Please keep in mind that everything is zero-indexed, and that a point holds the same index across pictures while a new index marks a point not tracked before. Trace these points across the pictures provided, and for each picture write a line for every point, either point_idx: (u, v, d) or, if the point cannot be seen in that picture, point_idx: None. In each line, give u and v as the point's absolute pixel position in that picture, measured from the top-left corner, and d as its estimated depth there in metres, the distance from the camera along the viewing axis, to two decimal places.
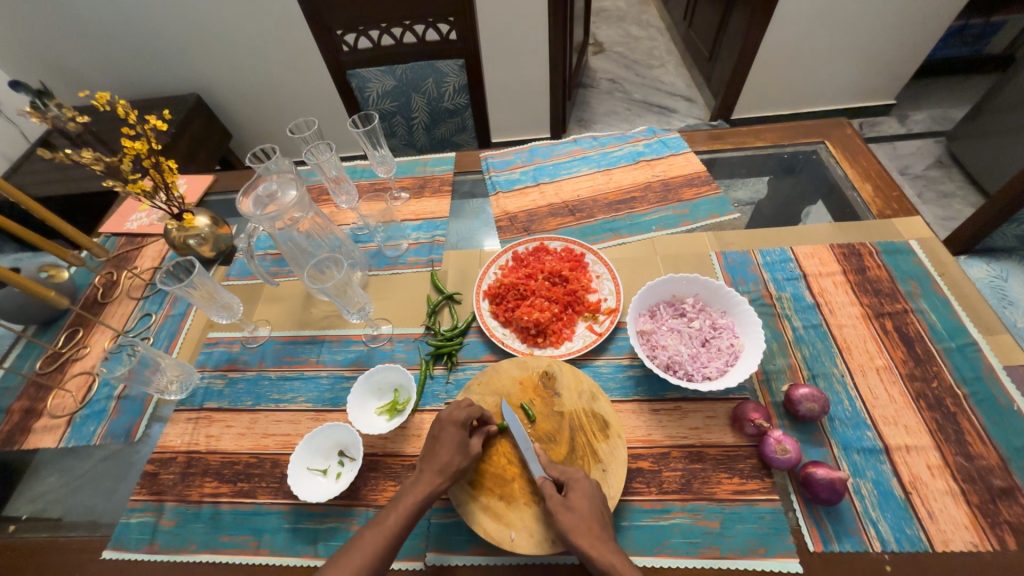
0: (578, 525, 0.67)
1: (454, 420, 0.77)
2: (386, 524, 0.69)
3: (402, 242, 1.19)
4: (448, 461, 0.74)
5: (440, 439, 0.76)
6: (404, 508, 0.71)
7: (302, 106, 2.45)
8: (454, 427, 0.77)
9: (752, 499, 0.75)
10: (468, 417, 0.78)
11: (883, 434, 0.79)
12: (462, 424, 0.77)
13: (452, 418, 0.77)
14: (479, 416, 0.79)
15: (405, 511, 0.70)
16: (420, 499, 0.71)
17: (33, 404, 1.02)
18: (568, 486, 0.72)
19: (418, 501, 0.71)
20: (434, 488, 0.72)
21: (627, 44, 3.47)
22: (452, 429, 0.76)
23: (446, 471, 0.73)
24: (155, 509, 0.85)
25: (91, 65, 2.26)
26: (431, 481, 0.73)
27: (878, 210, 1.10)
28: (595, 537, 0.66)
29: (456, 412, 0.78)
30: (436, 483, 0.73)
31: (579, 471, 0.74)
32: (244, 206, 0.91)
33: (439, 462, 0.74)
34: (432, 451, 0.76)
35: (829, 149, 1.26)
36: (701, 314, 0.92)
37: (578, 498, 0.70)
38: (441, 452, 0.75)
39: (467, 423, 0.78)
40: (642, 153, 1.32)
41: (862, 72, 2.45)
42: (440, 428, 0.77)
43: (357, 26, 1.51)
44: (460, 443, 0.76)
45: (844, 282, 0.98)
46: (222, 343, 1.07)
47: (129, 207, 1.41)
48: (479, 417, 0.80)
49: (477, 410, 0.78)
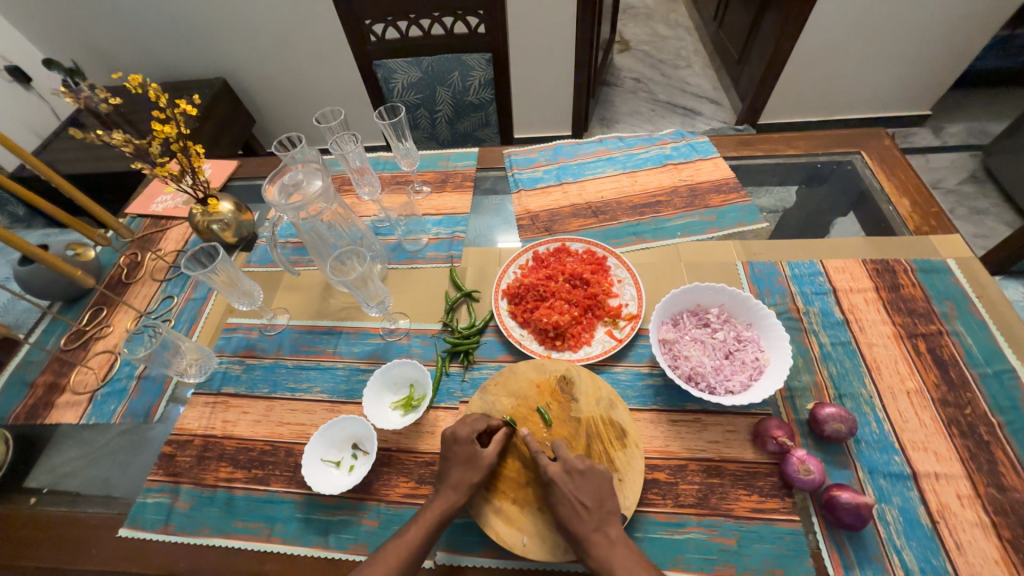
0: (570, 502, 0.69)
1: (457, 438, 0.76)
2: (406, 538, 0.69)
3: (422, 237, 1.19)
4: (461, 479, 0.73)
5: (450, 459, 0.75)
6: (423, 524, 0.70)
7: (325, 95, 2.46)
8: (460, 446, 0.76)
9: (772, 518, 0.73)
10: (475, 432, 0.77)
11: (912, 459, 0.76)
12: (470, 441, 0.76)
13: (454, 436, 0.76)
14: (483, 429, 0.78)
15: (425, 528, 0.70)
16: (441, 515, 0.71)
17: (57, 380, 1.04)
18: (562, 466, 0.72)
19: (436, 517, 0.71)
20: (451, 503, 0.72)
21: (654, 43, 3.41)
22: (459, 448, 0.75)
23: (460, 488, 0.73)
24: (171, 491, 0.86)
25: (122, 47, 2.29)
26: (448, 497, 0.72)
27: (914, 226, 1.06)
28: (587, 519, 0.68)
29: (458, 430, 0.77)
30: (452, 499, 0.72)
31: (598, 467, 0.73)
32: (270, 194, 0.91)
33: (452, 480, 0.74)
34: (445, 469, 0.75)
35: (865, 160, 1.21)
36: (725, 326, 0.90)
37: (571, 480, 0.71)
38: (452, 471, 0.74)
39: (472, 437, 0.76)
40: (669, 156, 1.30)
41: (898, 81, 2.37)
42: (447, 448, 0.76)
43: (385, 16, 1.50)
44: (469, 459, 0.75)
45: (875, 299, 0.95)
46: (241, 329, 1.08)
47: (154, 189, 1.43)
48: (484, 430, 0.79)
49: (480, 422, 0.78)
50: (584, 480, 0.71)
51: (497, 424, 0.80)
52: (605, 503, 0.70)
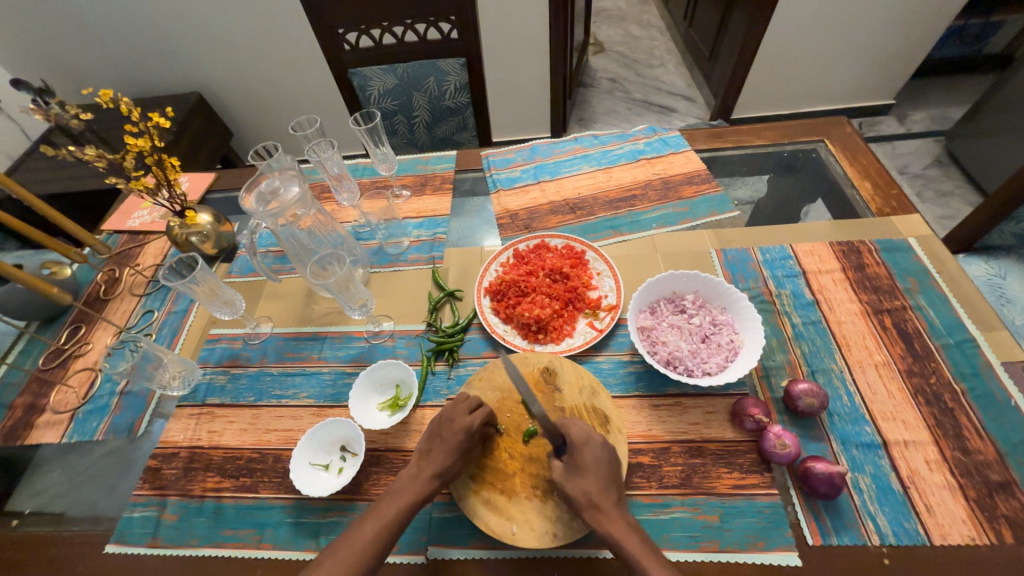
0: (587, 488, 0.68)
1: (458, 429, 0.75)
2: (382, 521, 0.69)
3: (403, 240, 1.20)
4: (447, 468, 0.73)
5: (443, 445, 0.74)
6: (401, 504, 0.70)
7: (303, 106, 2.46)
8: (458, 438, 0.74)
9: (752, 492, 0.75)
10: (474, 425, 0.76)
11: (882, 429, 0.80)
12: (467, 435, 0.75)
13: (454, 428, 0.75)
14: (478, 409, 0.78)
15: (402, 511, 0.70)
16: (419, 498, 0.71)
17: (36, 400, 1.02)
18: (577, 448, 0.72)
19: (414, 500, 0.71)
20: (431, 489, 0.72)
21: (628, 44, 3.48)
22: (452, 435, 0.74)
23: (443, 477, 0.73)
24: (158, 504, 0.85)
25: (92, 64, 2.26)
26: (428, 482, 0.72)
27: (877, 208, 1.11)
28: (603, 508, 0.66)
29: (457, 416, 0.76)
30: (432, 484, 0.72)
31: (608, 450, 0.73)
32: (246, 203, 0.91)
33: (438, 467, 0.73)
34: (432, 451, 0.75)
35: (828, 147, 1.26)
36: (701, 311, 0.92)
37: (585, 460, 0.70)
38: (439, 457, 0.73)
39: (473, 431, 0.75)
40: (643, 151, 1.33)
41: (861, 72, 2.45)
42: (440, 434, 0.76)
43: (358, 24, 1.51)
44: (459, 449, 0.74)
45: (843, 279, 0.99)
46: (224, 339, 1.08)
47: (131, 204, 1.41)
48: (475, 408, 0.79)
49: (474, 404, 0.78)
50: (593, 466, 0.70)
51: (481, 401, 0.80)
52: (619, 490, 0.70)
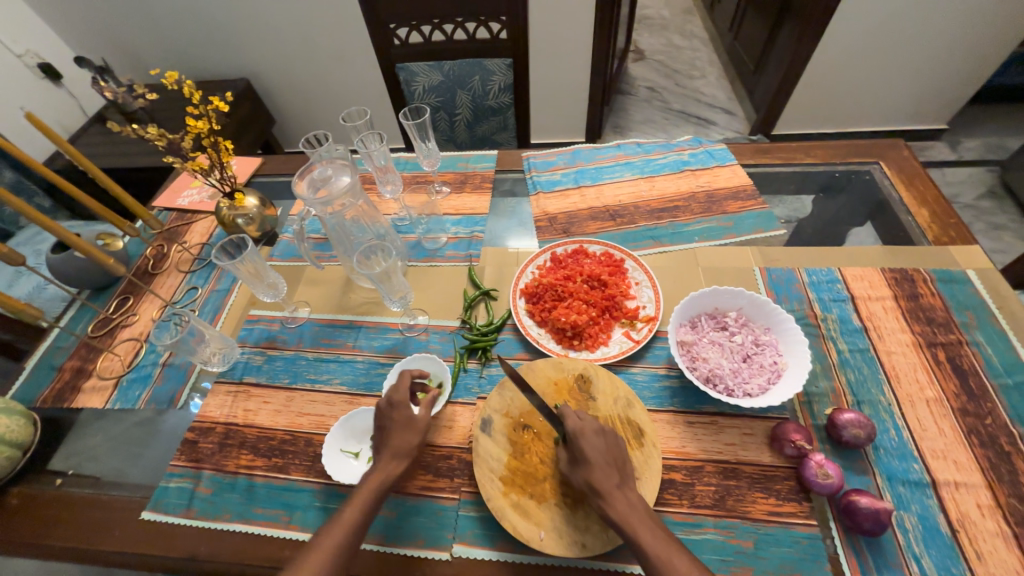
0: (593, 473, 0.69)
1: (394, 402, 0.79)
2: (347, 513, 0.70)
3: (441, 236, 1.21)
4: (402, 444, 0.77)
5: (388, 425, 0.79)
6: (366, 492, 0.72)
7: (345, 98, 2.50)
8: (397, 412, 0.79)
9: (789, 521, 0.73)
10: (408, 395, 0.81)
11: (931, 468, 0.76)
12: (406, 405, 0.80)
13: (388, 403, 0.80)
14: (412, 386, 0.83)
15: (366, 496, 0.72)
16: (383, 481, 0.73)
17: (84, 365, 1.07)
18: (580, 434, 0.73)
19: (376, 486, 0.73)
20: (390, 471, 0.75)
21: (670, 53, 3.44)
22: (397, 414, 0.79)
23: (400, 453, 0.76)
24: (193, 476, 0.88)
25: (149, 46, 2.35)
26: (387, 466, 0.75)
27: (933, 237, 1.06)
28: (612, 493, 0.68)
29: (395, 394, 0.81)
30: (391, 467, 0.75)
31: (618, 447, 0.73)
32: (299, 189, 0.93)
33: (393, 447, 0.76)
34: (383, 434, 0.79)
35: (884, 170, 1.22)
36: (743, 329, 0.90)
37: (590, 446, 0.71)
38: (392, 438, 0.77)
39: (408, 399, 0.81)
40: (687, 162, 1.31)
41: (915, 94, 2.36)
42: (385, 415, 0.79)
43: (410, 20, 1.53)
44: (407, 423, 0.78)
45: (894, 308, 0.95)
46: (263, 321, 1.10)
47: (181, 183, 1.46)
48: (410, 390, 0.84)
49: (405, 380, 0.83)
50: (596, 451, 0.71)
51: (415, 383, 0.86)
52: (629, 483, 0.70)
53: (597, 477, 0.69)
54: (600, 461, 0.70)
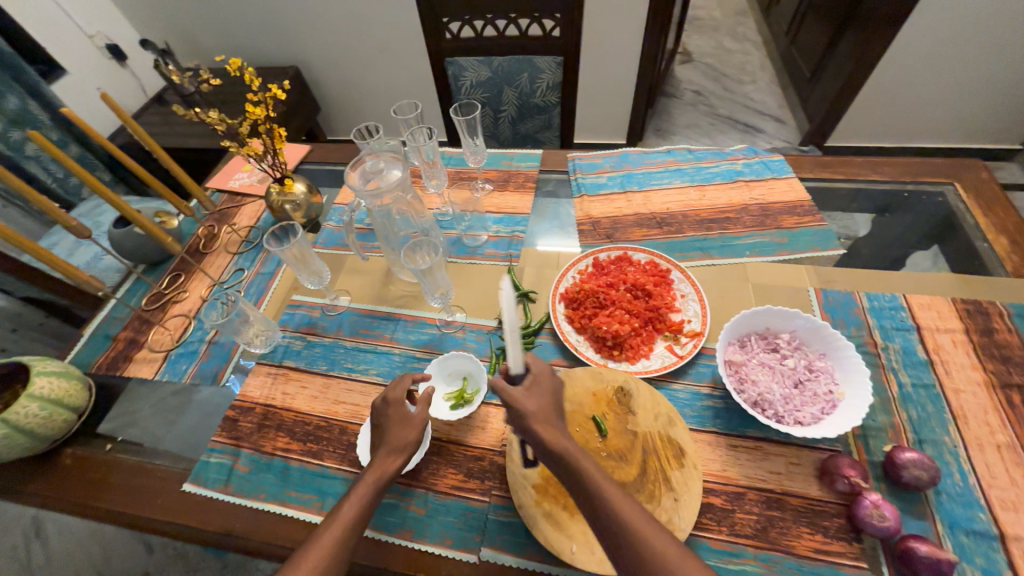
0: (536, 411, 0.70)
1: (391, 398, 0.80)
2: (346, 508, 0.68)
3: (482, 233, 1.20)
4: (402, 439, 0.76)
5: (386, 422, 0.79)
6: (365, 487, 0.71)
7: (390, 89, 2.53)
8: (393, 408, 0.80)
9: (837, 561, 0.69)
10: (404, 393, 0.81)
11: (1000, 519, 0.70)
12: (401, 401, 0.80)
13: (384, 400, 0.81)
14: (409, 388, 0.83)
15: (366, 491, 0.70)
16: (382, 476, 0.72)
17: (136, 336, 1.11)
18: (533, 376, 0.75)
19: (375, 482, 0.71)
20: (390, 465, 0.73)
21: (719, 56, 3.32)
22: (392, 410, 0.79)
23: (400, 448, 0.75)
24: (232, 453, 0.90)
25: (209, 31, 2.44)
26: (385, 461, 0.74)
27: (1012, 268, 0.98)
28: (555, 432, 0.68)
29: (390, 392, 0.81)
30: (390, 462, 0.74)
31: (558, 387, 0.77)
32: (351, 179, 0.93)
33: (392, 442, 0.76)
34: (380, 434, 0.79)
35: (958, 192, 1.13)
36: (796, 353, 0.85)
37: (540, 389, 0.73)
38: (390, 433, 0.77)
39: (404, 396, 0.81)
40: (740, 172, 1.25)
41: (989, 110, 2.20)
42: (381, 411, 0.80)
43: (463, 14, 1.52)
44: (403, 419, 0.78)
45: (965, 343, 0.89)
46: (305, 306, 1.12)
47: (233, 166, 1.51)
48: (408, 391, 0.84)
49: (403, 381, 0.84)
50: (542, 392, 0.73)
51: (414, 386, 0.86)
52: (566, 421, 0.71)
53: (543, 414, 0.69)
54: (544, 401, 0.72)
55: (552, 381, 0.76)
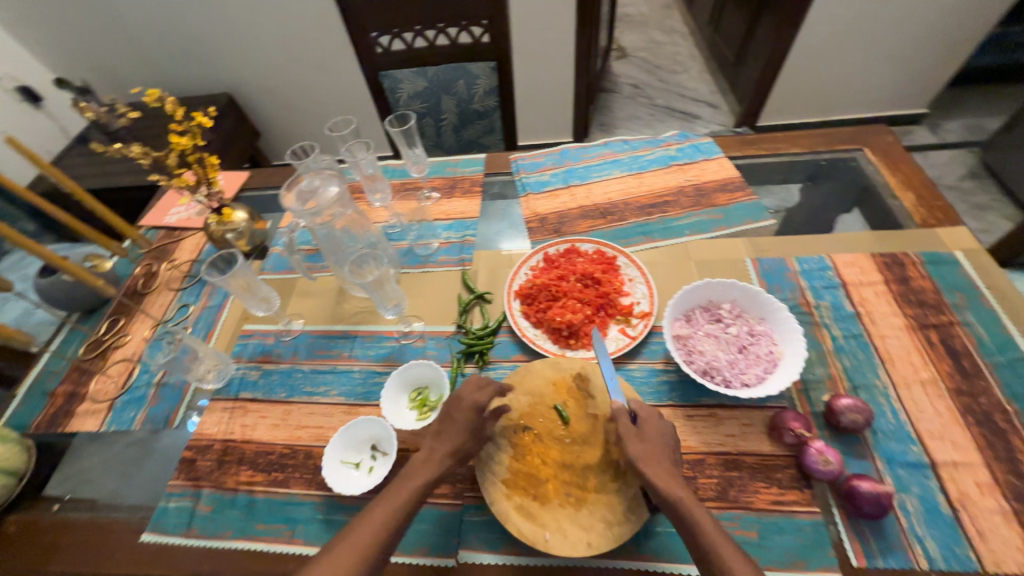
0: (647, 453, 0.70)
1: (469, 400, 0.78)
2: (387, 508, 0.69)
3: (433, 241, 1.21)
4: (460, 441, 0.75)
5: (452, 421, 0.76)
6: (411, 488, 0.70)
7: (330, 107, 2.49)
8: (468, 408, 0.77)
9: (792, 510, 0.73)
10: (486, 395, 0.79)
11: (929, 449, 0.77)
12: (477, 406, 0.78)
13: (464, 397, 0.78)
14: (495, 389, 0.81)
15: (414, 491, 0.70)
16: (430, 478, 0.72)
17: (76, 389, 1.05)
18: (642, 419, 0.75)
19: (422, 483, 0.71)
20: (442, 470, 0.73)
21: (651, 50, 3.46)
22: (466, 408, 0.77)
23: (457, 453, 0.75)
24: (193, 495, 0.87)
25: (130, 64, 2.33)
26: (440, 461, 0.73)
27: (920, 220, 1.08)
28: (661, 469, 0.68)
29: (476, 392, 0.79)
30: (443, 463, 0.73)
31: (655, 413, 0.76)
32: (287, 201, 0.92)
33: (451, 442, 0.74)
34: (443, 429, 0.76)
35: (868, 156, 1.23)
36: (738, 320, 0.90)
37: (650, 432, 0.73)
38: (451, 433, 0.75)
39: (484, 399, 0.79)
40: (674, 157, 1.32)
41: (895, 79, 2.39)
42: (452, 409, 0.78)
43: (392, 27, 1.53)
44: (472, 422, 0.77)
45: (886, 293, 0.96)
46: (257, 335, 1.09)
47: (168, 200, 1.45)
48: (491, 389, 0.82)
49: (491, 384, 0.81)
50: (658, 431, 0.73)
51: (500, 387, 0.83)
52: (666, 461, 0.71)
53: (651, 456, 0.70)
54: (657, 445, 0.72)
55: (662, 423, 0.75)
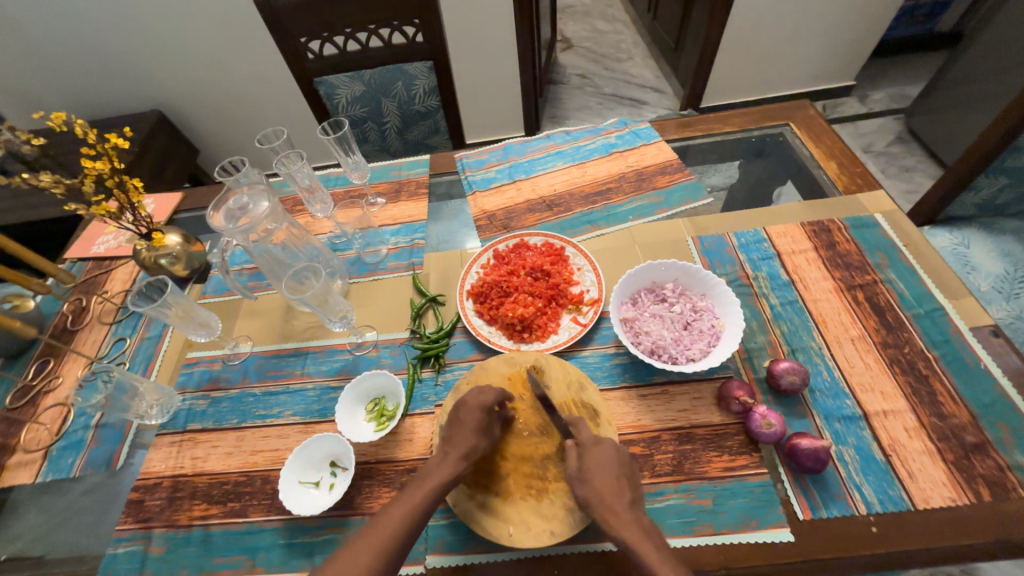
0: (600, 491, 0.68)
1: (477, 402, 0.78)
2: (406, 508, 0.68)
3: (381, 248, 1.19)
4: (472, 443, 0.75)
5: (464, 422, 0.77)
6: (427, 490, 0.70)
7: (271, 118, 2.40)
8: (475, 409, 0.78)
9: (742, 474, 0.76)
10: (492, 399, 0.79)
11: (862, 401, 0.82)
12: (483, 412, 0.77)
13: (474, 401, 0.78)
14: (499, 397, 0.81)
15: (430, 492, 0.70)
16: (446, 480, 0.71)
17: (5, 440, 0.98)
18: (591, 452, 0.73)
19: (440, 483, 0.71)
20: (459, 471, 0.73)
21: (594, 39, 3.50)
22: (473, 413, 0.77)
23: (470, 455, 0.74)
24: (144, 537, 0.83)
25: (44, 87, 2.17)
26: (456, 462, 0.73)
27: (844, 187, 1.14)
28: (617, 506, 0.67)
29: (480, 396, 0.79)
30: (460, 464, 0.73)
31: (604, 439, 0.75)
32: (216, 221, 0.89)
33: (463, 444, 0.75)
34: (454, 433, 0.76)
35: (794, 130, 1.29)
36: (681, 299, 0.93)
37: (600, 465, 0.71)
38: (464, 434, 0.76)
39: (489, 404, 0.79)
40: (615, 145, 1.34)
41: (822, 55, 2.52)
42: (462, 411, 0.78)
43: (321, 32, 1.49)
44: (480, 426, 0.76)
45: (816, 258, 1.02)
46: (202, 362, 1.05)
47: (94, 230, 1.36)
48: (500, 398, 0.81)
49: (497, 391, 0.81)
50: (605, 463, 0.71)
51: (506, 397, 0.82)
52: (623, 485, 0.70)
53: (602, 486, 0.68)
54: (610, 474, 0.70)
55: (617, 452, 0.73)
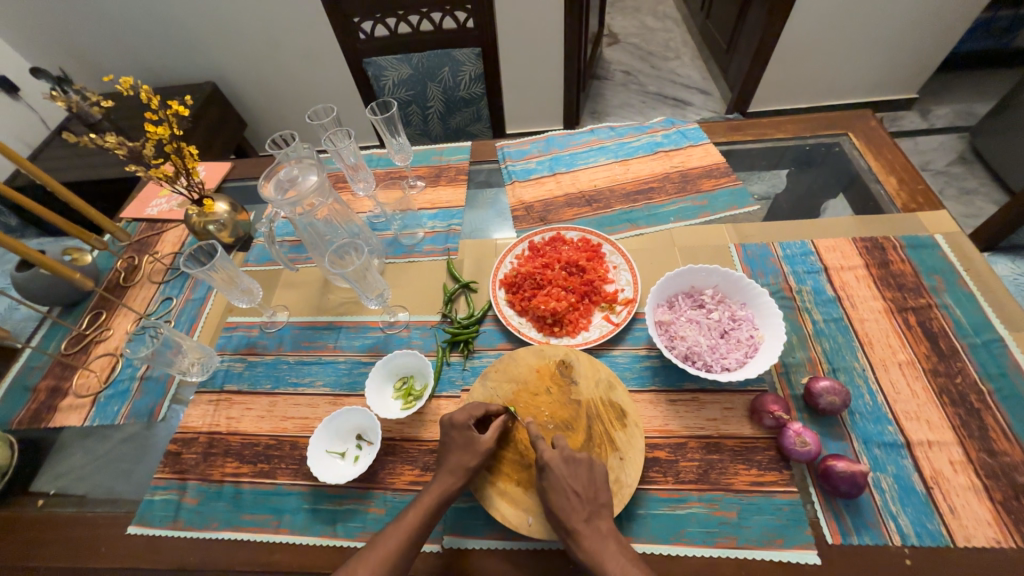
0: (574, 498, 0.69)
1: (454, 425, 0.77)
2: (402, 527, 0.70)
3: (418, 231, 1.20)
4: (458, 463, 0.75)
5: (448, 445, 0.77)
6: (420, 510, 0.71)
7: (317, 95, 2.45)
8: (457, 432, 0.77)
9: (770, 490, 0.74)
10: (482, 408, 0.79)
11: (905, 429, 0.78)
12: (465, 427, 0.77)
13: (450, 423, 0.77)
14: (481, 415, 0.79)
15: (421, 513, 0.71)
16: (438, 498, 0.72)
17: (59, 383, 1.04)
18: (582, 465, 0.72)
19: (433, 501, 0.72)
20: (447, 488, 0.73)
21: (643, 36, 3.42)
22: (457, 434, 0.77)
23: (457, 472, 0.74)
24: (178, 488, 0.87)
25: (112, 53, 2.28)
26: (444, 482, 0.74)
27: (902, 204, 1.08)
28: (572, 503, 0.69)
29: (455, 416, 0.78)
30: (448, 484, 0.74)
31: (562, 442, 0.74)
32: (266, 190, 0.93)
33: (448, 465, 0.75)
34: (445, 455, 0.77)
35: (852, 141, 1.23)
36: (720, 306, 0.91)
37: (580, 466, 0.72)
38: (450, 457, 0.76)
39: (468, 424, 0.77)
40: (660, 144, 1.31)
41: (885, 65, 2.39)
42: (445, 433, 0.78)
43: (374, 13, 1.50)
44: (467, 444, 0.76)
45: (866, 276, 0.97)
46: (241, 327, 1.09)
47: (149, 193, 1.43)
48: (483, 416, 0.80)
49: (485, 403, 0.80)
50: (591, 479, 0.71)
51: (496, 411, 0.81)
52: (599, 496, 0.71)
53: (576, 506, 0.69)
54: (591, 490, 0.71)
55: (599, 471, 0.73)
